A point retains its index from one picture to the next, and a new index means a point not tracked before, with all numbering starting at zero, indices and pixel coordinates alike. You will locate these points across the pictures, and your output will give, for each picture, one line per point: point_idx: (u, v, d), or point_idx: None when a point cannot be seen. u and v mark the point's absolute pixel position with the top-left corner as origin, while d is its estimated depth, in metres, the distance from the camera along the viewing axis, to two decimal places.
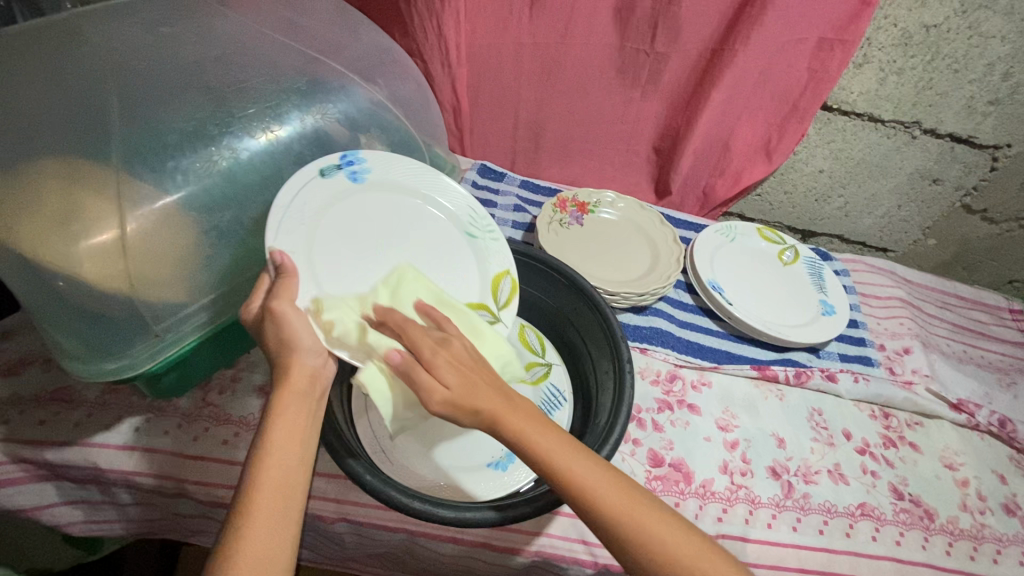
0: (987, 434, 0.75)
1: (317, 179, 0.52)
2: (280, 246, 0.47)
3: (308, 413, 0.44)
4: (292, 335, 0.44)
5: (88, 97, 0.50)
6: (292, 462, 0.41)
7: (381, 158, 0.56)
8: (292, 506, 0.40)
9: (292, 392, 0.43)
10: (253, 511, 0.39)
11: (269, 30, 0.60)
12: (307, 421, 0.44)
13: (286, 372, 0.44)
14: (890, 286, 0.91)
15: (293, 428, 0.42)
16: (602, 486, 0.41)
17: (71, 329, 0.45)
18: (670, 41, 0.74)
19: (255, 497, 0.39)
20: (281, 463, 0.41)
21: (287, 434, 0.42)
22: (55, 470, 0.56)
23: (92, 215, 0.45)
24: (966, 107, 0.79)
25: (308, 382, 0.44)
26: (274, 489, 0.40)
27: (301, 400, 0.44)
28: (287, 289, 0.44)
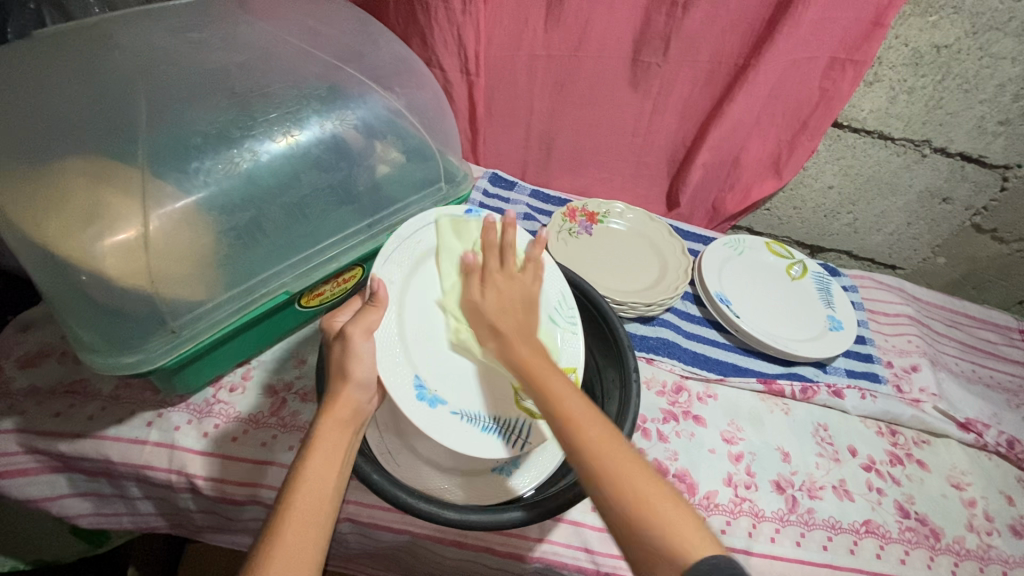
0: (996, 455, 0.74)
1: (432, 225, 0.58)
2: (381, 274, 0.52)
3: (347, 442, 0.47)
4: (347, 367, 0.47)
5: (116, 98, 0.51)
6: (326, 488, 0.43)
7: (494, 224, 0.62)
8: (320, 532, 0.41)
9: (335, 419, 0.46)
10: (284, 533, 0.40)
11: (292, 38, 0.62)
12: (345, 449, 0.46)
13: (334, 401, 0.47)
14: (898, 303, 0.91)
15: (329, 456, 0.45)
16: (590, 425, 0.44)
17: (91, 322, 0.47)
18: (681, 56, 0.75)
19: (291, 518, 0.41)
20: (315, 490, 0.42)
21: (324, 463, 0.44)
22: (67, 462, 0.57)
23: (116, 212, 0.46)
24: (976, 127, 0.80)
25: (350, 413, 0.47)
26: (304, 516, 0.41)
27: (340, 429, 0.46)
28: (365, 319, 0.49)
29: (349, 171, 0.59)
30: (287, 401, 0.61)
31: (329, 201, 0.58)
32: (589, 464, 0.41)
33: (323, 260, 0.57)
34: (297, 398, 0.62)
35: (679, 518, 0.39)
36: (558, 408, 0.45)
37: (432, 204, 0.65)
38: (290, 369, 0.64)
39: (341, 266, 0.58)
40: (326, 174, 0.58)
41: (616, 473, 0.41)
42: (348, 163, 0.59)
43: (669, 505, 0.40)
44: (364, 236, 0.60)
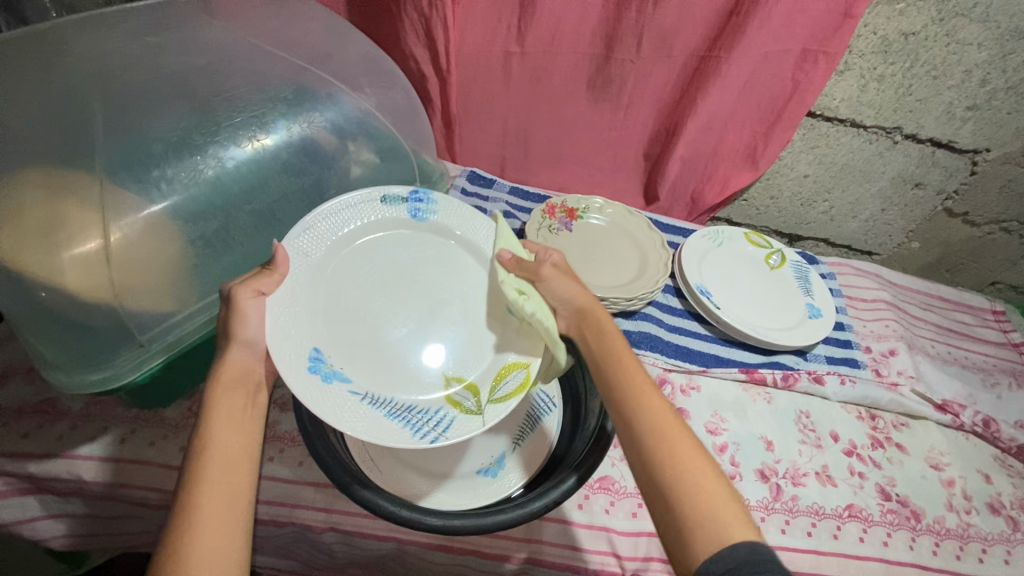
0: (972, 434, 0.76)
1: (375, 203, 0.54)
2: (298, 246, 0.49)
3: (247, 407, 0.44)
4: (231, 330, 0.45)
5: (72, 107, 0.49)
6: (235, 452, 0.41)
7: (450, 205, 0.56)
8: (243, 491, 0.40)
9: (224, 385, 0.44)
10: (196, 489, 0.38)
11: (255, 39, 0.60)
12: (246, 413, 0.44)
13: (218, 366, 0.44)
14: (875, 289, 0.92)
15: (231, 417, 0.43)
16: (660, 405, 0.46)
17: (56, 340, 0.45)
18: (654, 48, 0.74)
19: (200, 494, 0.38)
20: (222, 455, 0.41)
21: (226, 428, 0.42)
22: (38, 483, 0.55)
23: (77, 224, 0.44)
24: (945, 113, 0.81)
25: (240, 375, 0.45)
26: (222, 480, 0.39)
27: (235, 397, 0.44)
28: (253, 282, 0.45)
29: (319, 175, 0.58)
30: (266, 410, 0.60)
31: (298, 205, 0.57)
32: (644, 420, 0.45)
33: None
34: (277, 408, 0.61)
35: (722, 502, 0.41)
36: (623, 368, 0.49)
37: None
38: None
39: None
40: (295, 179, 0.57)
41: (677, 450, 0.43)
42: (318, 166, 0.58)
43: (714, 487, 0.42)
44: None
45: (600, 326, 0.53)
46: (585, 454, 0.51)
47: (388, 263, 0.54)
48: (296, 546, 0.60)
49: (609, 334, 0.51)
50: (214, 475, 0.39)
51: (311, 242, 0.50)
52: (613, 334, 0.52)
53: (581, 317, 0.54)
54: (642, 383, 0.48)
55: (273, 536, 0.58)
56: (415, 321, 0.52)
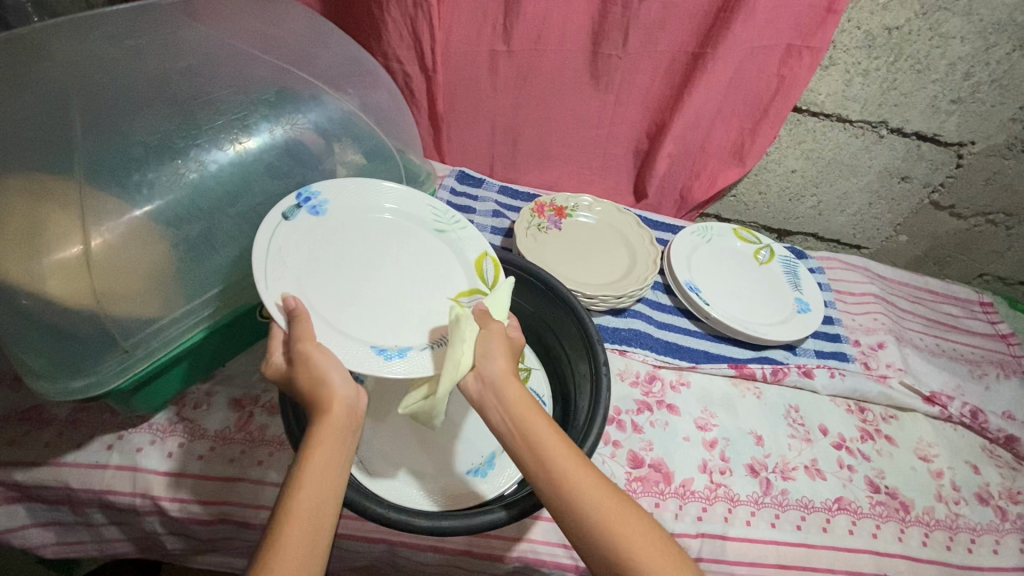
0: (960, 425, 0.77)
1: (282, 223, 0.50)
2: (274, 295, 0.45)
3: (345, 449, 0.41)
4: (322, 372, 0.41)
5: (51, 112, 0.49)
6: (323, 495, 0.39)
7: (338, 187, 0.55)
8: (320, 540, 0.38)
9: (332, 424, 0.40)
10: (285, 537, 0.36)
11: (237, 41, 0.60)
12: (345, 455, 0.41)
13: (326, 404, 0.41)
14: (863, 282, 0.93)
15: (330, 462, 0.40)
16: (590, 491, 0.41)
17: (38, 347, 0.45)
18: (639, 46, 0.75)
19: (281, 541, 0.36)
20: (307, 499, 0.38)
21: (318, 471, 0.39)
22: (25, 491, 0.55)
23: (58, 231, 0.44)
24: (929, 106, 0.81)
25: (347, 417, 0.41)
26: (302, 527, 0.37)
27: (337, 435, 0.41)
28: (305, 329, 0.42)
29: (304, 176, 0.58)
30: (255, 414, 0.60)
31: None
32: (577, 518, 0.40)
33: None
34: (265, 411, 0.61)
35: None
36: (543, 453, 0.43)
37: None
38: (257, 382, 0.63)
39: None
40: (279, 181, 0.56)
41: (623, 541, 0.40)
42: (302, 167, 0.58)
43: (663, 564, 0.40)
44: None
45: (513, 401, 0.45)
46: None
47: (337, 257, 0.52)
48: None
49: (527, 413, 0.44)
50: (297, 519, 0.37)
51: (280, 280, 0.47)
52: (531, 410, 0.45)
53: (494, 394, 0.46)
54: (569, 471, 0.42)
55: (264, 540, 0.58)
56: (416, 282, 0.54)
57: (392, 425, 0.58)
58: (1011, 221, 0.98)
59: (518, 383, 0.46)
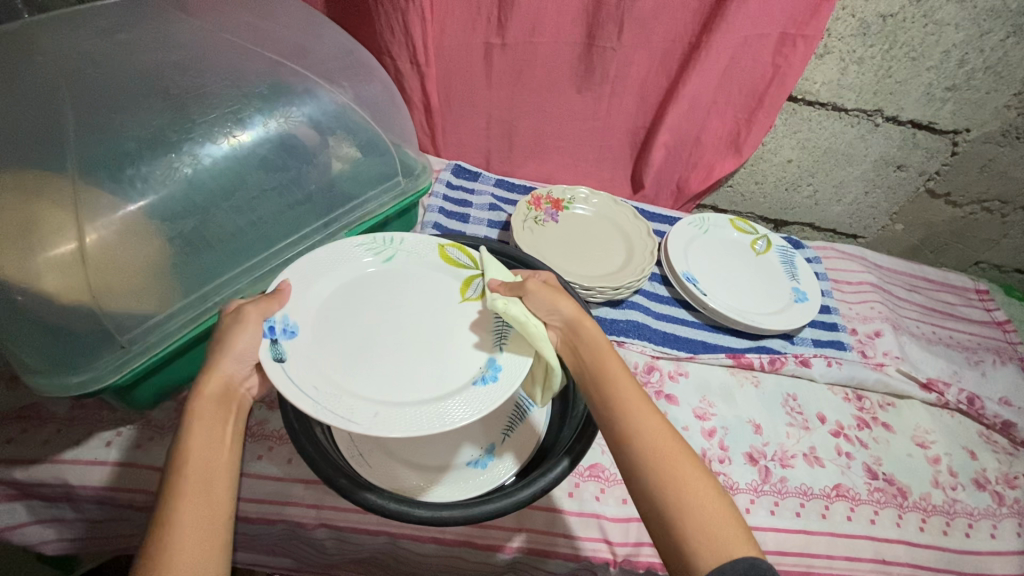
0: (957, 411, 0.77)
1: (286, 365, 0.44)
2: (359, 425, 0.41)
3: (228, 423, 0.44)
4: (223, 339, 0.45)
5: (42, 107, 0.49)
6: (214, 464, 0.41)
7: (288, 289, 0.50)
8: (222, 509, 0.39)
9: (208, 399, 0.43)
10: (182, 492, 0.39)
11: (230, 35, 0.60)
12: (227, 429, 0.43)
13: (207, 376, 0.44)
14: (860, 271, 0.93)
15: (214, 430, 0.42)
16: (650, 426, 0.45)
17: (35, 343, 0.45)
18: (634, 36, 0.74)
19: (180, 508, 0.38)
20: (198, 467, 0.40)
21: (206, 441, 0.41)
22: (25, 489, 0.55)
23: (52, 227, 0.44)
24: (924, 94, 0.81)
25: (222, 392, 0.44)
26: (197, 494, 0.39)
27: (217, 410, 0.43)
28: (263, 305, 0.46)
29: (299, 170, 0.58)
30: (253, 409, 0.60)
31: (278, 202, 0.56)
32: (632, 443, 0.44)
33: (279, 262, 0.56)
34: (264, 406, 0.61)
35: (720, 520, 0.41)
36: (614, 384, 0.47)
37: (390, 200, 0.64)
38: None
39: None
40: (274, 175, 0.56)
41: (671, 473, 0.42)
42: (298, 161, 0.58)
43: (706, 498, 0.41)
44: (320, 235, 0.59)
45: (589, 344, 0.50)
46: (574, 440, 0.52)
47: (333, 346, 0.48)
48: (288, 544, 0.60)
49: (601, 353, 0.49)
50: (193, 488, 0.39)
51: (332, 407, 0.42)
52: (604, 350, 0.49)
53: (572, 333, 0.51)
54: (634, 405, 0.46)
55: (265, 535, 0.58)
56: (430, 314, 0.52)
57: None
58: (1007, 208, 0.98)
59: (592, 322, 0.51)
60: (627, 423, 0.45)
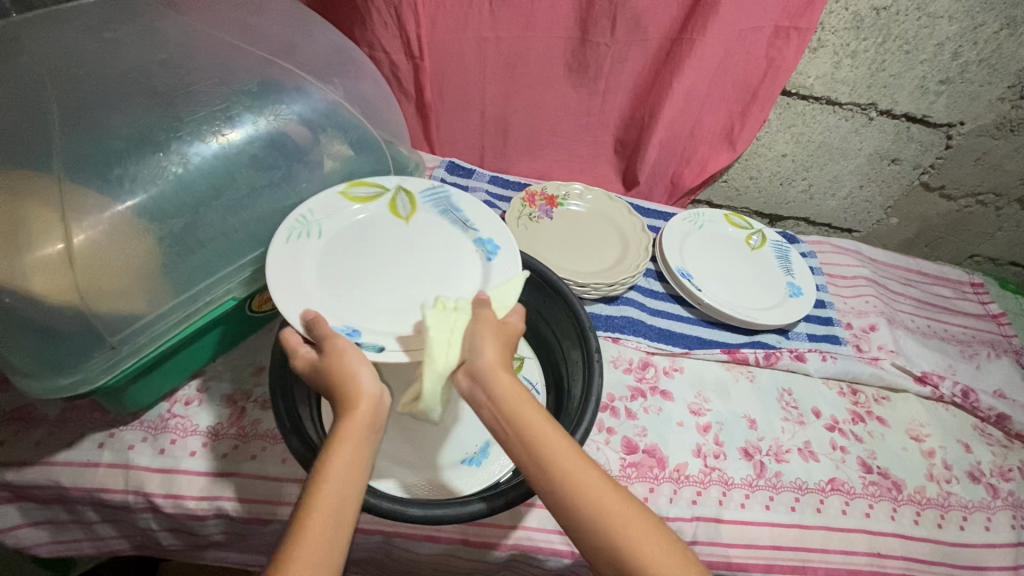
0: (951, 404, 0.77)
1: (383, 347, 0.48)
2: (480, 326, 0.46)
3: (369, 455, 0.39)
4: (353, 370, 0.42)
5: (27, 106, 0.48)
6: (349, 496, 0.37)
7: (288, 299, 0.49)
8: (339, 547, 0.36)
9: (356, 424, 0.40)
10: (306, 528, 0.35)
11: (219, 32, 0.59)
12: (368, 461, 0.39)
13: (353, 402, 0.40)
14: (855, 266, 0.93)
15: (356, 457, 0.38)
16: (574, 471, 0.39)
17: (23, 346, 0.44)
18: (626, 31, 0.74)
19: (306, 535, 0.35)
20: (331, 495, 0.37)
21: (346, 468, 0.38)
22: (17, 491, 0.55)
23: (39, 228, 0.44)
24: (918, 87, 0.81)
25: (370, 418, 0.40)
26: (325, 524, 0.36)
27: (364, 438, 0.40)
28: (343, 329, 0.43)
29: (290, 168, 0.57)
30: (247, 409, 0.60)
31: (269, 200, 0.56)
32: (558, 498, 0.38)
33: None
34: (257, 406, 0.60)
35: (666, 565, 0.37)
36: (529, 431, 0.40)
37: None
38: (248, 377, 0.63)
39: None
40: (264, 174, 0.56)
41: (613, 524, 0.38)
42: (289, 159, 0.57)
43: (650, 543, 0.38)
44: None
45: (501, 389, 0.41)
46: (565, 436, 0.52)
47: (373, 306, 0.52)
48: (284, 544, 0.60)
49: (517, 405, 0.41)
50: (321, 518, 0.36)
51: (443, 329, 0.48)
52: (521, 397, 0.41)
53: (485, 388, 0.42)
54: (557, 458, 0.39)
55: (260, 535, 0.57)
56: (393, 248, 0.57)
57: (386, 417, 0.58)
58: (1001, 201, 0.98)
59: (507, 371, 0.43)
60: (563, 490, 0.38)
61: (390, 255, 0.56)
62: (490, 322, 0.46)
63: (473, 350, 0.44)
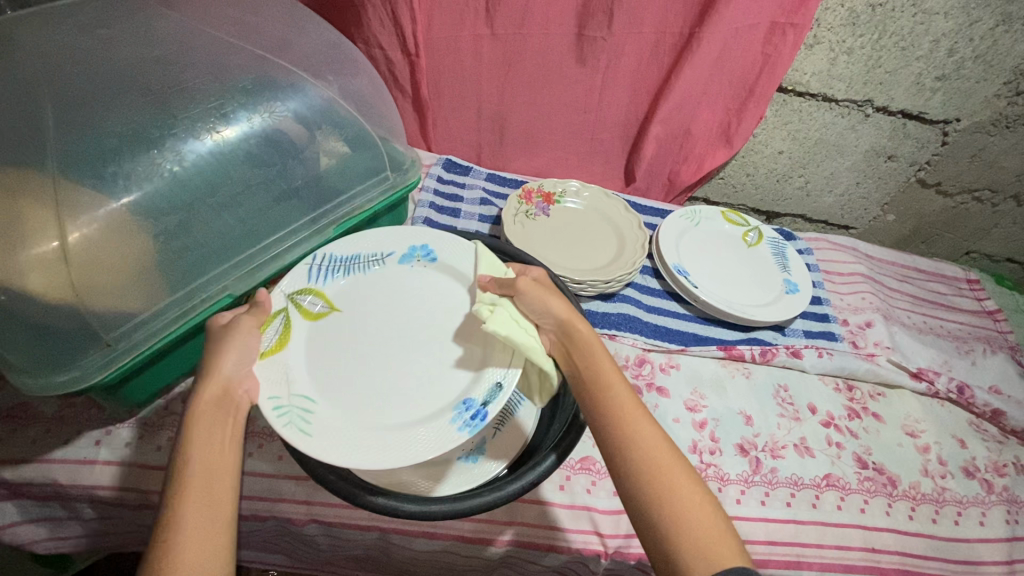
0: (947, 400, 0.77)
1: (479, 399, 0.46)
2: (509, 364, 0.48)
3: (232, 434, 0.42)
4: (221, 353, 0.45)
5: (21, 104, 0.48)
6: (217, 470, 0.40)
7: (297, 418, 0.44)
8: (224, 516, 0.39)
9: (206, 407, 0.43)
10: (185, 497, 0.38)
11: (214, 30, 0.59)
12: (232, 439, 0.42)
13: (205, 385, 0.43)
14: (852, 262, 0.93)
15: (211, 436, 0.41)
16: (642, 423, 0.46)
17: (19, 343, 0.44)
18: (622, 28, 0.74)
19: (185, 507, 0.38)
20: (199, 472, 0.40)
21: (207, 448, 0.41)
22: (14, 489, 0.55)
23: (33, 225, 0.44)
24: (914, 84, 0.81)
25: (223, 403, 0.43)
26: (200, 496, 0.39)
27: (223, 418, 0.43)
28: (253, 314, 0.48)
29: (286, 165, 0.57)
30: None
31: (264, 198, 0.56)
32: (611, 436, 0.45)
33: (268, 258, 0.56)
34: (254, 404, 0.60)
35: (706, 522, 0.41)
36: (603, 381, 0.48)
37: (378, 194, 0.63)
38: None
39: (290, 261, 0.57)
40: (259, 171, 0.56)
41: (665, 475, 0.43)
42: (283, 156, 0.57)
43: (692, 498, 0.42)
44: (308, 229, 0.59)
45: (581, 343, 0.50)
46: (562, 435, 0.53)
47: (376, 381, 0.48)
48: (280, 540, 0.60)
49: (595, 356, 0.49)
50: (190, 490, 0.39)
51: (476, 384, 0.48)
52: (598, 356, 0.49)
53: (565, 336, 0.51)
54: (628, 408, 0.46)
55: (257, 532, 0.57)
56: (371, 310, 0.54)
57: None
58: (997, 198, 0.98)
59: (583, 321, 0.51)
60: (622, 433, 0.45)
61: (369, 325, 0.53)
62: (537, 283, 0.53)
63: (541, 320, 0.51)
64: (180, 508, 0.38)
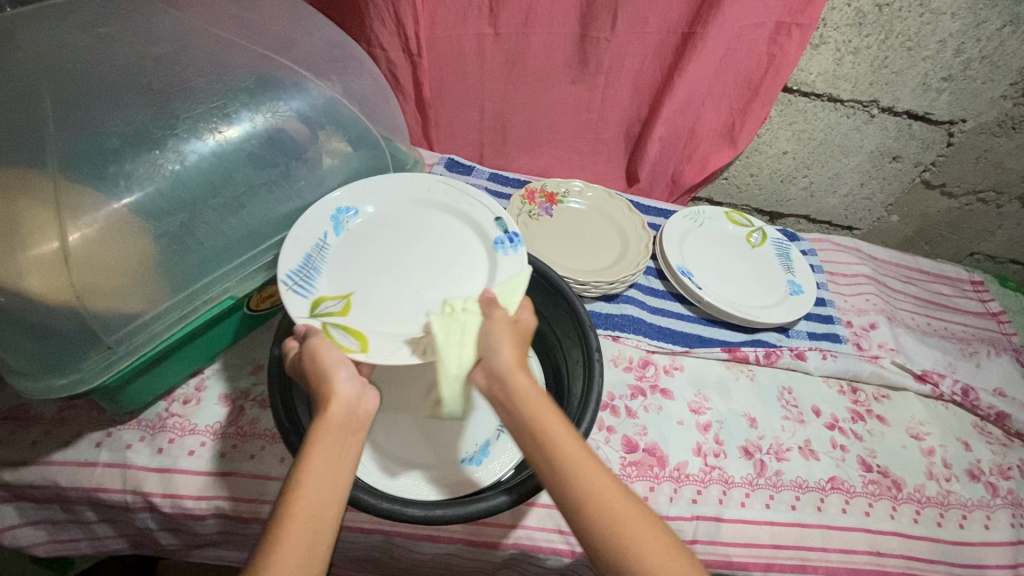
0: (951, 403, 0.77)
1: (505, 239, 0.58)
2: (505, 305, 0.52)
3: (346, 456, 0.40)
4: (332, 370, 0.44)
5: (20, 103, 0.48)
6: (330, 493, 0.38)
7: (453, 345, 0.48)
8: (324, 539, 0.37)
9: (329, 422, 0.41)
10: (292, 517, 0.36)
11: (216, 28, 0.59)
12: (345, 461, 0.40)
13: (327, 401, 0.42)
14: (856, 263, 0.93)
15: (330, 455, 0.40)
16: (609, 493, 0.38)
17: (18, 345, 0.44)
18: (626, 28, 0.73)
19: (287, 527, 0.36)
20: (311, 493, 0.38)
21: (322, 467, 0.39)
22: (14, 491, 0.54)
23: (33, 226, 0.43)
24: (920, 85, 0.81)
25: (343, 418, 0.42)
26: (309, 516, 0.37)
27: (340, 436, 0.41)
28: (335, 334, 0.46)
29: (287, 166, 0.57)
30: (246, 408, 0.60)
31: (266, 198, 0.56)
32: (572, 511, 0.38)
33: (268, 259, 0.56)
34: (256, 405, 0.60)
35: None
36: (550, 443, 0.40)
37: None
38: (246, 376, 0.62)
39: None
40: (261, 171, 0.55)
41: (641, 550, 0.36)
42: (285, 157, 0.57)
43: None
44: None
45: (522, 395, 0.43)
46: None
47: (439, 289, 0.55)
48: None
49: (536, 408, 0.42)
50: (300, 511, 0.37)
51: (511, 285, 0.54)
52: (544, 406, 0.42)
53: (500, 386, 0.44)
54: (586, 470, 0.39)
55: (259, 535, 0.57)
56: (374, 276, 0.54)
57: (383, 418, 0.57)
58: (1002, 199, 0.98)
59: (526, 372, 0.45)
60: (582, 502, 0.38)
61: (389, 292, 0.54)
62: (508, 323, 0.48)
63: (487, 358, 0.46)
64: (281, 528, 0.36)
